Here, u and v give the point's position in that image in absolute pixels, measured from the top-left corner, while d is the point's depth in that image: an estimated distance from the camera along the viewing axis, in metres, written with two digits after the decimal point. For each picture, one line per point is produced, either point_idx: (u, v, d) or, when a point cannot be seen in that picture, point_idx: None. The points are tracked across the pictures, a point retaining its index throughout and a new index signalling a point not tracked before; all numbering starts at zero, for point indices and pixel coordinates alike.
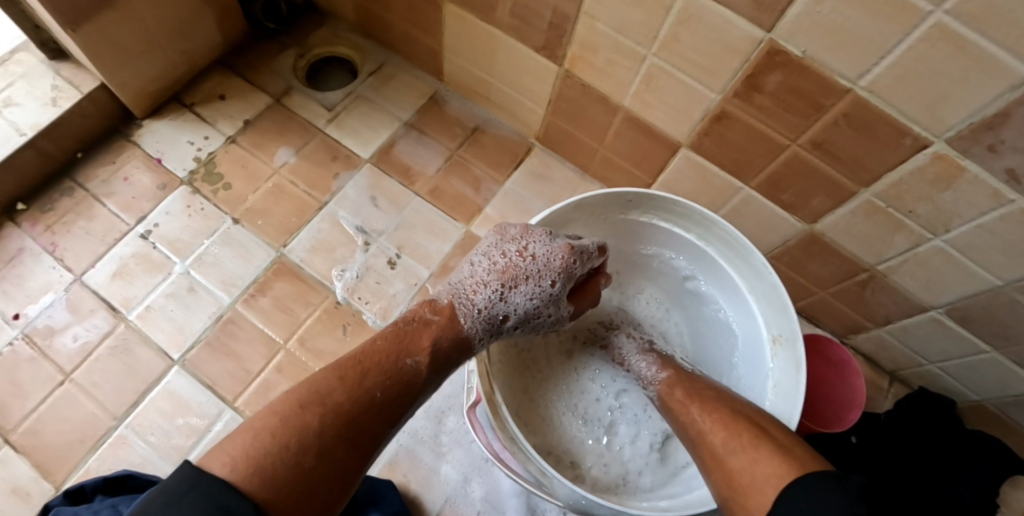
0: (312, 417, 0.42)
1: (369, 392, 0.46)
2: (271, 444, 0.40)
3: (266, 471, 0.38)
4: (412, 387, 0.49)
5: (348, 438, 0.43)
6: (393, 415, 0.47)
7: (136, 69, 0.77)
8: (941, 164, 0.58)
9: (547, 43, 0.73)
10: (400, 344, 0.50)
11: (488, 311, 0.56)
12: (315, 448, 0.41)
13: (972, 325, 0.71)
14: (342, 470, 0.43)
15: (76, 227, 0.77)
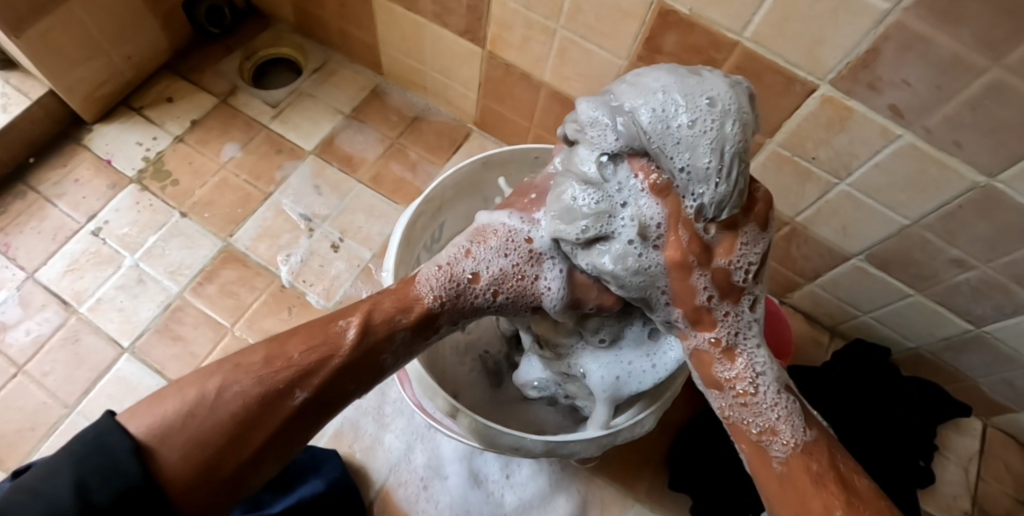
0: (223, 395, 0.34)
1: (285, 353, 0.36)
2: (176, 423, 0.32)
3: (164, 435, 0.32)
4: (345, 357, 0.37)
5: (259, 396, 0.34)
6: (327, 377, 0.36)
7: (80, 73, 0.82)
8: (830, 107, 0.59)
9: (468, 26, 0.76)
10: (343, 316, 0.38)
11: (460, 276, 0.41)
12: (218, 414, 0.33)
13: (891, 270, 0.73)
14: (257, 441, 0.34)
15: (29, 228, 0.81)
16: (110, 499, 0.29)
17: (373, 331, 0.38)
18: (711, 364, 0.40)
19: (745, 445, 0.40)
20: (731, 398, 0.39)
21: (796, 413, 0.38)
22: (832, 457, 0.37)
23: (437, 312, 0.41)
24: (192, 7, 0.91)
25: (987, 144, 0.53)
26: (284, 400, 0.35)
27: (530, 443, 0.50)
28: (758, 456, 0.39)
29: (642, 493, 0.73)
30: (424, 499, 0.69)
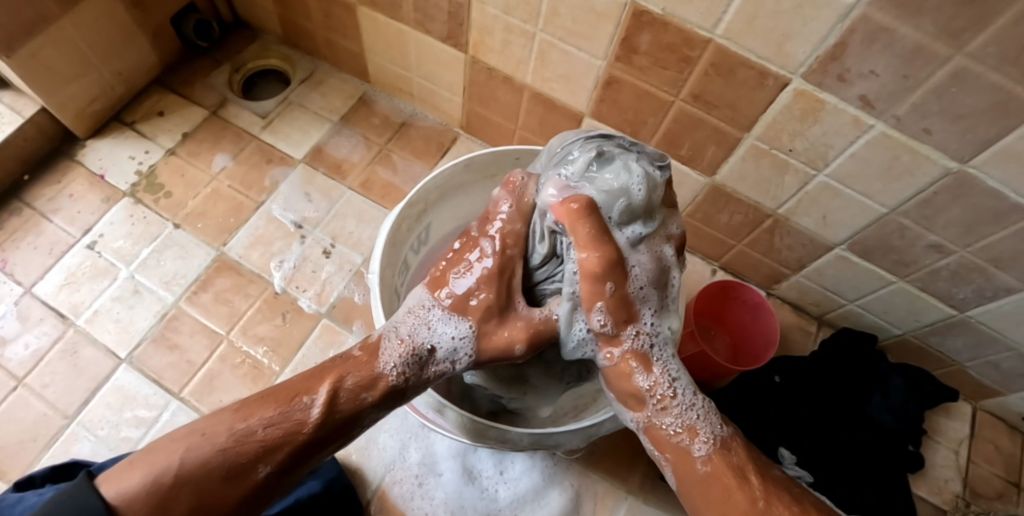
0: (189, 468, 0.36)
1: (247, 428, 0.37)
2: (147, 492, 0.35)
3: (131, 503, 0.35)
4: (309, 433, 0.37)
5: (220, 472, 0.36)
6: (291, 452, 0.37)
7: (72, 90, 0.83)
8: (804, 99, 0.60)
9: (450, 32, 0.77)
10: (296, 396, 0.38)
11: (419, 348, 0.42)
12: (181, 487, 0.35)
13: (873, 257, 0.75)
14: (221, 510, 0.36)
15: (25, 243, 0.82)
16: None
17: (338, 407, 0.39)
18: (632, 375, 0.42)
19: (671, 452, 0.41)
20: (653, 408, 0.42)
21: (713, 416, 0.41)
22: (748, 454, 0.41)
23: (401, 383, 0.41)
24: (180, 22, 0.93)
25: (955, 131, 0.54)
26: (249, 475, 0.36)
27: (518, 436, 0.51)
28: (684, 462, 0.41)
29: (635, 484, 0.74)
30: (419, 496, 0.70)
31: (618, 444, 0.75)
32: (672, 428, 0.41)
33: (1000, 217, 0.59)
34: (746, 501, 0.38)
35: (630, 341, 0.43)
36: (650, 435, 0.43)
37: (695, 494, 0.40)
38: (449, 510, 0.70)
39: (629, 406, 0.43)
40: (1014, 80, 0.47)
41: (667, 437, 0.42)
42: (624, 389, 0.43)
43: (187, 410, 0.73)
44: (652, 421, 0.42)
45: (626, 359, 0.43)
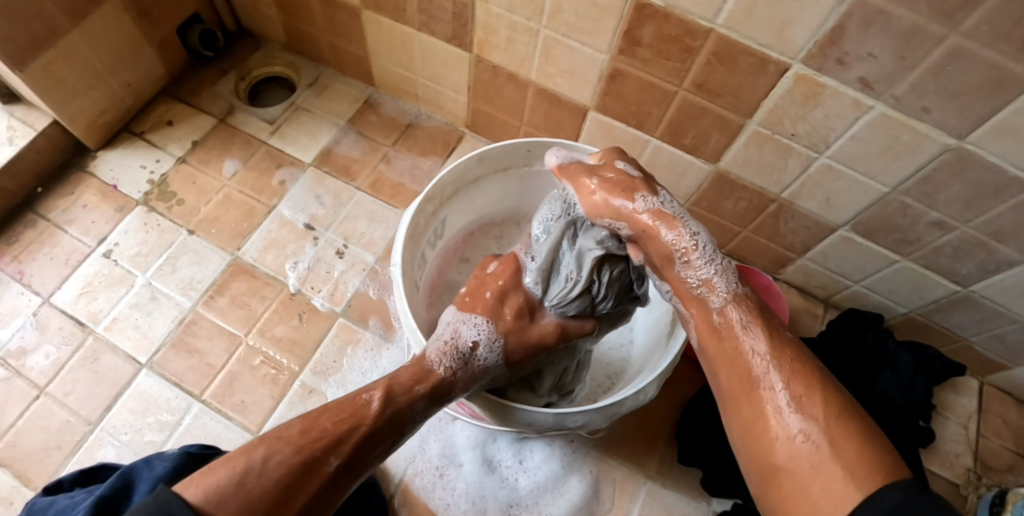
0: (272, 465, 0.39)
1: (318, 425, 0.42)
2: (234, 490, 0.37)
3: (217, 504, 0.37)
4: (372, 424, 0.44)
5: (298, 465, 0.40)
6: (357, 442, 0.43)
7: (82, 102, 0.85)
8: (804, 84, 0.62)
9: (454, 32, 0.79)
10: (361, 397, 0.45)
11: (463, 345, 0.51)
12: (264, 484, 0.38)
13: (876, 236, 0.76)
14: (301, 503, 0.39)
15: (41, 254, 0.83)
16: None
17: (395, 400, 0.46)
18: (660, 232, 0.47)
19: (694, 308, 0.47)
20: (681, 265, 0.47)
21: (731, 277, 0.46)
22: (761, 312, 0.44)
23: (448, 381, 0.49)
24: (186, 32, 0.94)
25: (952, 108, 0.56)
26: (322, 466, 0.41)
27: (541, 417, 0.52)
28: (703, 316, 0.46)
29: (653, 468, 0.75)
30: (440, 487, 0.71)
31: (634, 429, 0.77)
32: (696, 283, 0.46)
33: (999, 191, 0.61)
34: (747, 350, 0.42)
35: (646, 206, 0.49)
36: (677, 290, 0.48)
37: (708, 341, 0.45)
38: (471, 500, 0.71)
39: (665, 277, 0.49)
40: (1008, 56, 0.49)
41: (689, 290, 0.47)
42: (658, 258, 0.48)
43: (210, 412, 0.74)
44: (678, 279, 0.47)
45: (644, 221, 0.48)
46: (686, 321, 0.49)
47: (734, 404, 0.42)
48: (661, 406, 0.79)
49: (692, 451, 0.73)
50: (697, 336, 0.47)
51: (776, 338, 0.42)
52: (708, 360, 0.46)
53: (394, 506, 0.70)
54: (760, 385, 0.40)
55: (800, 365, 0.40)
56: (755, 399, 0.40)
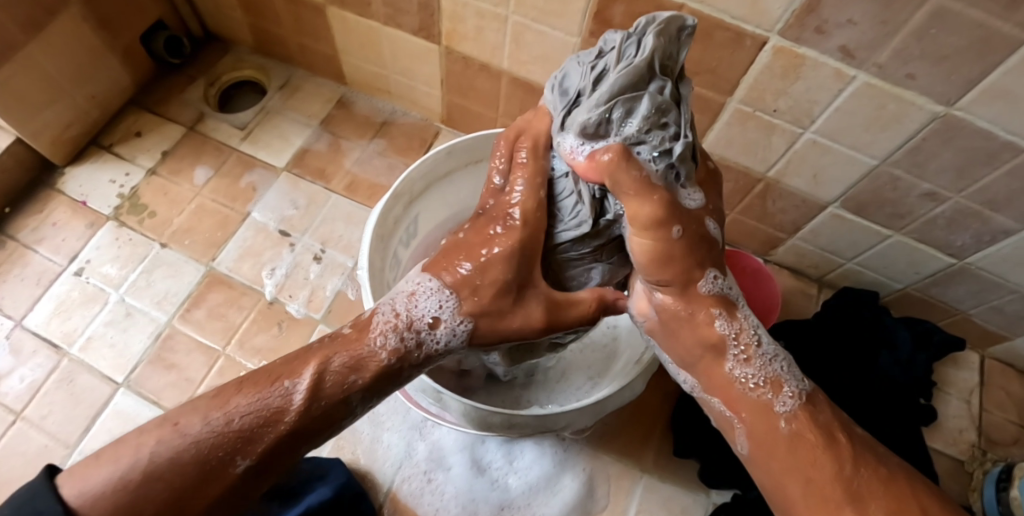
0: (162, 461, 0.35)
1: (219, 417, 0.36)
2: (116, 489, 0.34)
3: (97, 501, 0.34)
4: (288, 422, 0.36)
5: (194, 464, 0.35)
6: (270, 444, 0.36)
7: (47, 117, 0.82)
8: (784, 56, 0.59)
9: (422, 24, 0.76)
10: (272, 388, 0.37)
11: (416, 324, 0.40)
12: (150, 484, 0.34)
13: (867, 212, 0.74)
14: (196, 508, 0.35)
15: (11, 276, 0.81)
16: None
17: (319, 394, 0.37)
18: (713, 322, 0.42)
19: (747, 411, 0.42)
20: (734, 359, 0.42)
21: (790, 371, 0.43)
22: (820, 413, 0.41)
23: (393, 369, 0.40)
24: (150, 39, 0.92)
25: (938, 73, 0.53)
26: (225, 468, 0.36)
27: (523, 420, 0.49)
28: (763, 428, 0.41)
29: (649, 462, 0.73)
30: (429, 492, 0.69)
31: (629, 422, 0.75)
32: (749, 381, 0.42)
33: (991, 157, 0.59)
34: (833, 468, 0.38)
35: (709, 285, 0.42)
36: (727, 398, 0.43)
37: (770, 459, 0.41)
38: (461, 504, 0.69)
39: (700, 374, 0.44)
40: (994, 15, 0.46)
41: (746, 393, 0.42)
42: (664, 331, 0.45)
43: None
44: (730, 377, 0.43)
45: (707, 307, 0.42)
46: (731, 434, 0.44)
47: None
48: (654, 397, 0.77)
49: (688, 441, 0.71)
50: (748, 445, 0.43)
51: (843, 438, 0.40)
52: (764, 475, 0.42)
53: None
54: (853, 503, 0.37)
55: (885, 470, 0.39)
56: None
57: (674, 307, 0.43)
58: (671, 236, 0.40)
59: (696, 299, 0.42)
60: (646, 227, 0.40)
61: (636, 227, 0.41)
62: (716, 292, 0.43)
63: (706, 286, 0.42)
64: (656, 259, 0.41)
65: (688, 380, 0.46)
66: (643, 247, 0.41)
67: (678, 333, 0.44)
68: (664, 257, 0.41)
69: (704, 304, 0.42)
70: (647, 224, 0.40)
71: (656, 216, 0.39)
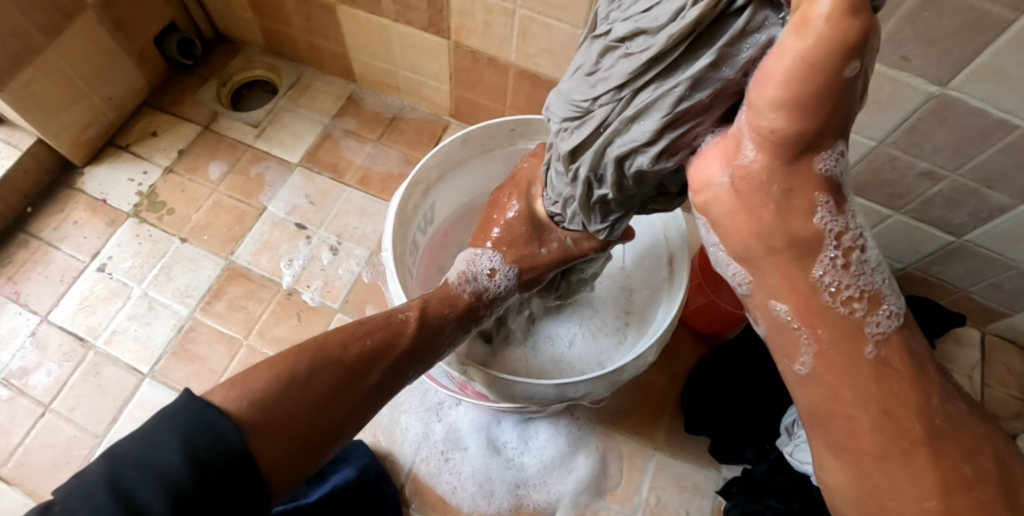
0: (317, 375, 0.37)
1: (357, 339, 0.40)
2: (275, 394, 0.34)
3: (263, 411, 0.33)
4: (408, 343, 0.43)
5: (342, 378, 0.38)
6: (396, 359, 0.42)
7: (66, 118, 0.84)
8: None
9: (430, 20, 0.78)
10: (392, 324, 0.43)
11: (480, 277, 0.51)
12: (309, 397, 0.36)
13: (868, 192, 0.76)
14: (339, 417, 0.37)
15: (35, 273, 0.83)
16: (222, 469, 0.29)
17: (429, 324, 0.45)
18: (814, 212, 0.27)
19: (826, 328, 0.28)
20: (830, 264, 0.28)
21: (890, 285, 0.29)
22: (914, 350, 0.28)
23: (474, 308, 0.50)
24: (163, 41, 0.94)
25: (932, 54, 0.55)
26: (361, 379, 0.39)
27: (543, 390, 0.51)
28: (842, 349, 0.28)
29: (661, 440, 0.75)
30: (447, 471, 0.72)
31: (641, 401, 0.77)
32: (838, 292, 0.28)
33: (985, 135, 0.61)
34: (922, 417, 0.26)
35: (823, 166, 0.26)
36: (799, 305, 0.29)
37: (838, 387, 0.27)
38: (477, 482, 0.71)
39: (765, 272, 0.29)
40: None
41: (830, 306, 0.28)
42: (735, 207, 0.29)
43: None
44: (812, 283, 0.28)
45: (811, 190, 0.27)
46: (788, 350, 0.29)
47: (879, 473, 0.27)
48: (664, 377, 0.79)
49: (699, 418, 0.73)
50: (816, 362, 0.28)
51: (934, 370, 0.28)
52: (823, 405, 0.28)
53: (406, 495, 0.70)
54: (931, 445, 0.26)
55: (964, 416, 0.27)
56: (920, 462, 0.26)
57: (762, 177, 0.27)
58: (841, 77, 0.22)
59: (803, 173, 0.27)
60: (826, 49, 0.22)
61: (802, 42, 0.22)
62: (833, 176, 0.27)
63: (823, 165, 0.26)
64: (799, 114, 0.24)
65: (743, 276, 0.31)
66: (792, 93, 0.23)
67: (762, 218, 0.28)
68: (814, 115, 0.24)
69: (807, 189, 0.27)
70: (828, 48, 0.22)
71: (859, 34, 0.21)
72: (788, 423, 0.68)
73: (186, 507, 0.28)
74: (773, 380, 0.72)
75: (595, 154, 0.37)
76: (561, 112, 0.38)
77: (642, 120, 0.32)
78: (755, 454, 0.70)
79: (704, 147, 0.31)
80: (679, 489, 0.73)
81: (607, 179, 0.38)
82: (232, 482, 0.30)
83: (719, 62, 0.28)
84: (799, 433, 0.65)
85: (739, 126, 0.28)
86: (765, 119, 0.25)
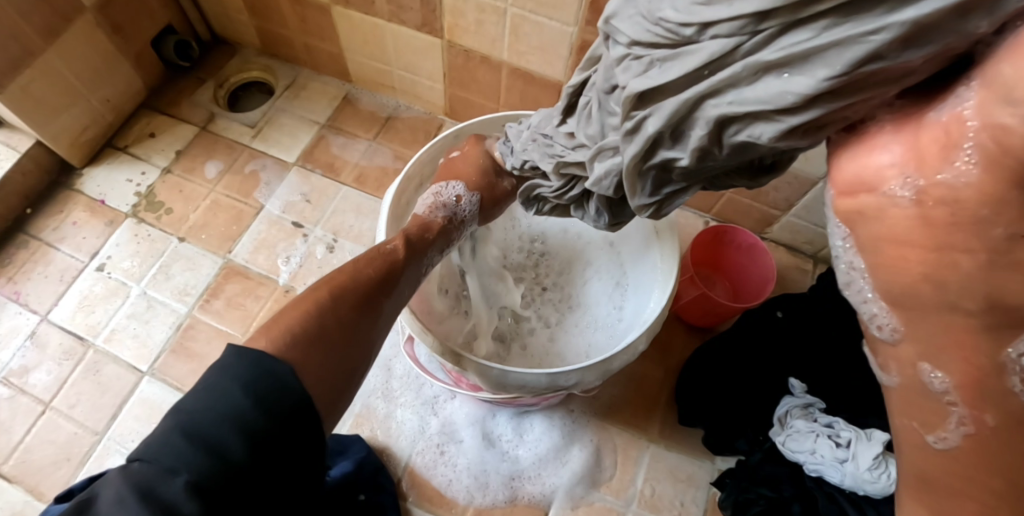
0: (333, 315, 0.40)
1: (360, 270, 0.45)
2: (304, 334, 0.38)
3: (305, 356, 0.37)
4: (403, 264, 0.48)
5: (353, 309, 0.42)
6: (397, 278, 0.47)
7: (65, 120, 0.85)
8: None
9: (423, 19, 0.79)
10: (382, 254, 0.47)
11: (447, 201, 0.57)
12: (331, 332, 0.39)
13: None
14: (358, 341, 0.41)
15: (35, 273, 0.84)
16: (288, 407, 0.33)
17: (414, 246, 0.51)
18: None
19: (995, 414, 0.23)
20: None
21: None
22: None
23: (448, 230, 0.56)
24: (160, 44, 0.95)
25: None
26: (375, 304, 0.44)
27: (534, 378, 0.52)
28: (1006, 438, 0.23)
29: (655, 432, 0.76)
30: (442, 464, 0.72)
31: (636, 392, 0.78)
32: None
33: None
34: None
35: None
36: (963, 378, 0.23)
37: (980, 474, 0.24)
38: (472, 475, 0.72)
39: (932, 331, 0.24)
40: None
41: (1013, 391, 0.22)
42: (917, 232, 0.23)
43: None
44: (999, 362, 0.22)
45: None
46: (926, 419, 0.25)
47: None
48: (658, 370, 0.80)
49: (693, 410, 0.74)
50: (964, 442, 0.24)
51: None
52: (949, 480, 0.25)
53: (403, 490, 0.71)
54: None
55: None
56: None
57: (980, 208, 0.20)
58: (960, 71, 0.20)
59: None
60: None
61: None
62: None
63: None
64: None
65: (891, 322, 0.25)
66: None
67: (957, 266, 0.22)
68: None
69: None
70: None
71: None
72: (781, 414, 0.70)
73: (264, 441, 0.32)
74: (766, 373, 0.73)
75: (688, 106, 0.30)
76: (634, 35, 0.32)
77: (786, 71, 0.25)
78: (748, 444, 0.71)
79: (874, 135, 0.24)
80: (673, 480, 0.74)
81: (691, 141, 0.32)
82: (300, 418, 0.34)
83: (972, 6, 0.19)
84: (792, 422, 0.67)
85: (958, 113, 0.21)
86: (1001, 119, 0.19)
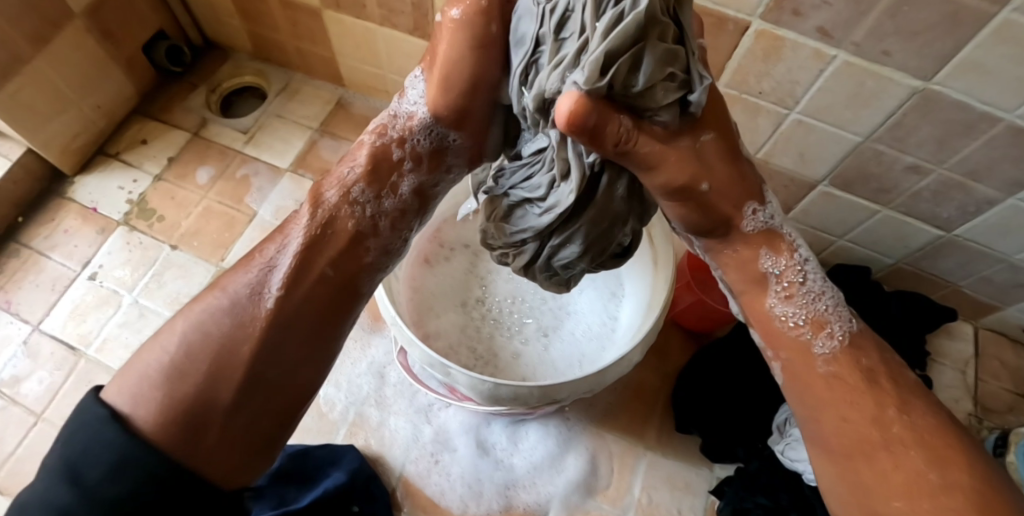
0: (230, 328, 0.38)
1: (250, 260, 0.41)
2: (168, 369, 0.36)
3: (153, 399, 0.35)
4: (308, 240, 0.41)
5: (233, 317, 0.38)
6: (303, 277, 0.40)
7: (55, 127, 0.85)
8: (765, 39, 0.60)
9: (415, 24, 0.78)
10: (283, 234, 0.41)
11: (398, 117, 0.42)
12: (203, 356, 0.37)
13: (854, 189, 0.75)
14: (251, 355, 0.37)
15: (27, 282, 0.83)
16: (95, 474, 0.31)
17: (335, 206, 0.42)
18: (759, 258, 0.40)
19: (784, 350, 0.40)
20: (777, 295, 0.40)
21: (839, 310, 0.41)
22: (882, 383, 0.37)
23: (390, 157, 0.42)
24: (152, 49, 0.94)
25: (913, 49, 0.53)
26: (259, 307, 0.38)
27: (525, 391, 0.51)
28: (808, 362, 0.39)
29: (652, 439, 0.75)
30: (436, 473, 0.72)
31: (633, 397, 0.78)
32: (788, 319, 0.40)
33: (969, 128, 0.59)
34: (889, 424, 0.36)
35: (751, 222, 0.39)
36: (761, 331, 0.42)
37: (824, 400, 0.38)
38: (467, 484, 0.71)
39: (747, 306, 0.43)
40: None
41: (782, 329, 0.40)
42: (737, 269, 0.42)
43: None
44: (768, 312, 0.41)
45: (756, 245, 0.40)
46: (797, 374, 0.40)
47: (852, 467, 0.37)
48: (655, 376, 0.79)
49: (689, 416, 0.73)
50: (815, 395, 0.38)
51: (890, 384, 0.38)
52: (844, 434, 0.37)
53: (397, 500, 0.70)
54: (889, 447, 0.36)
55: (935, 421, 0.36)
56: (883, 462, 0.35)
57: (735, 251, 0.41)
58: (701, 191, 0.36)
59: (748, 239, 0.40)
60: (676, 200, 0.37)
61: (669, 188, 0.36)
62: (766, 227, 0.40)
63: (750, 226, 0.40)
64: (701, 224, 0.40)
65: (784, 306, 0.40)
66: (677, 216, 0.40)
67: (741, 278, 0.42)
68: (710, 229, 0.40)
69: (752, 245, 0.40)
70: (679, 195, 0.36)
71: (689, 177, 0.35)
72: (779, 421, 0.68)
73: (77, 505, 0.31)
74: (758, 378, 0.72)
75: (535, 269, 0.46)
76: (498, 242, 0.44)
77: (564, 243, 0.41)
78: (746, 453, 0.71)
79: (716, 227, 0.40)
80: (670, 488, 0.73)
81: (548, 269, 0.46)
82: (109, 482, 0.31)
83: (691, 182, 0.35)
84: (790, 429, 0.65)
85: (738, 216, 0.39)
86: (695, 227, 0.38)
